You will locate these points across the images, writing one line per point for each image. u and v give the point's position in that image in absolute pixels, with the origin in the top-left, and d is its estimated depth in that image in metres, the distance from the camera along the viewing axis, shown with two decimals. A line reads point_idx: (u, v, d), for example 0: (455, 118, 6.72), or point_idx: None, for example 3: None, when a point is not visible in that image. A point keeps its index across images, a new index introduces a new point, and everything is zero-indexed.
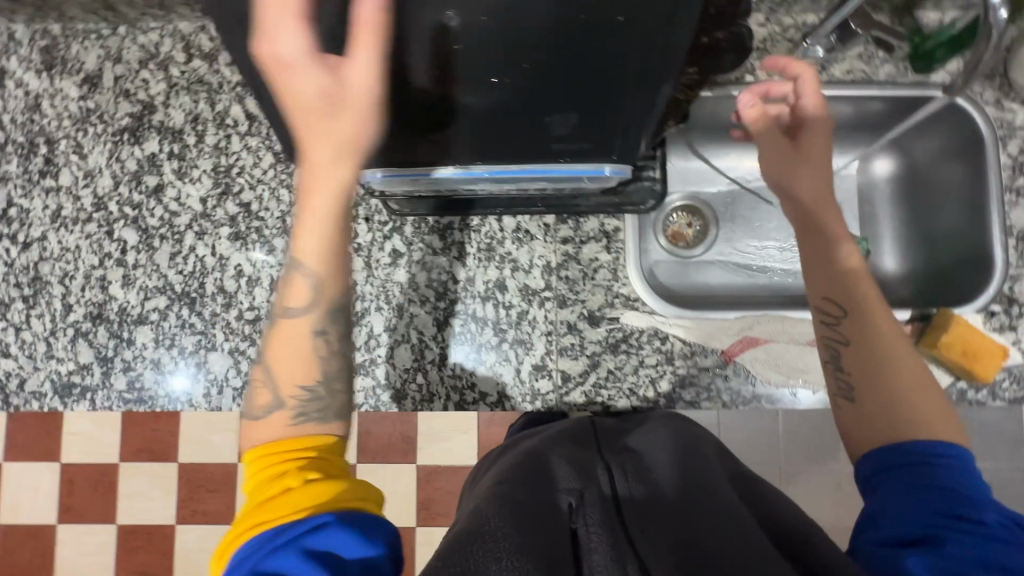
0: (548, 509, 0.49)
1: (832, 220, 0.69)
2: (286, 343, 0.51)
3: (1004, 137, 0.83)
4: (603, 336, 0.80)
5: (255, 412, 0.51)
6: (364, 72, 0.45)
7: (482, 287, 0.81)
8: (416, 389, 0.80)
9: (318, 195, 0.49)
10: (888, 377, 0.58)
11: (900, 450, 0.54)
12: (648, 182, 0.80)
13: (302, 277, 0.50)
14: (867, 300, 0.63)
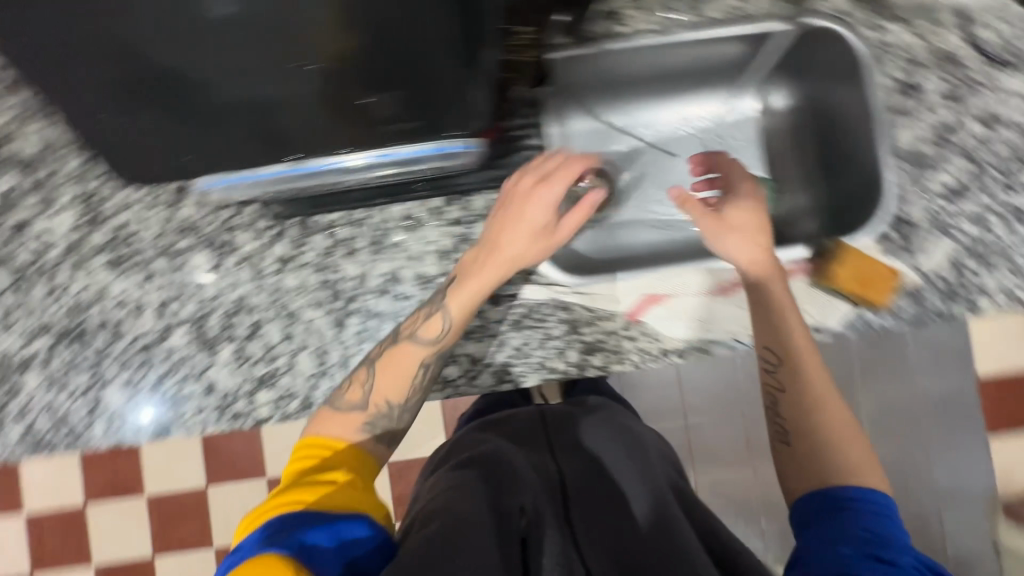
0: (509, 498, 0.68)
1: (769, 277, 0.73)
2: (400, 361, 0.71)
3: (883, 58, 0.81)
4: (505, 314, 0.79)
5: (339, 405, 0.70)
6: (566, 230, 0.75)
7: (376, 281, 0.79)
8: (323, 394, 0.78)
9: (484, 271, 0.72)
10: (822, 425, 0.67)
11: (835, 496, 0.62)
12: (530, 150, 0.80)
13: (440, 319, 0.71)
14: (799, 349, 0.70)
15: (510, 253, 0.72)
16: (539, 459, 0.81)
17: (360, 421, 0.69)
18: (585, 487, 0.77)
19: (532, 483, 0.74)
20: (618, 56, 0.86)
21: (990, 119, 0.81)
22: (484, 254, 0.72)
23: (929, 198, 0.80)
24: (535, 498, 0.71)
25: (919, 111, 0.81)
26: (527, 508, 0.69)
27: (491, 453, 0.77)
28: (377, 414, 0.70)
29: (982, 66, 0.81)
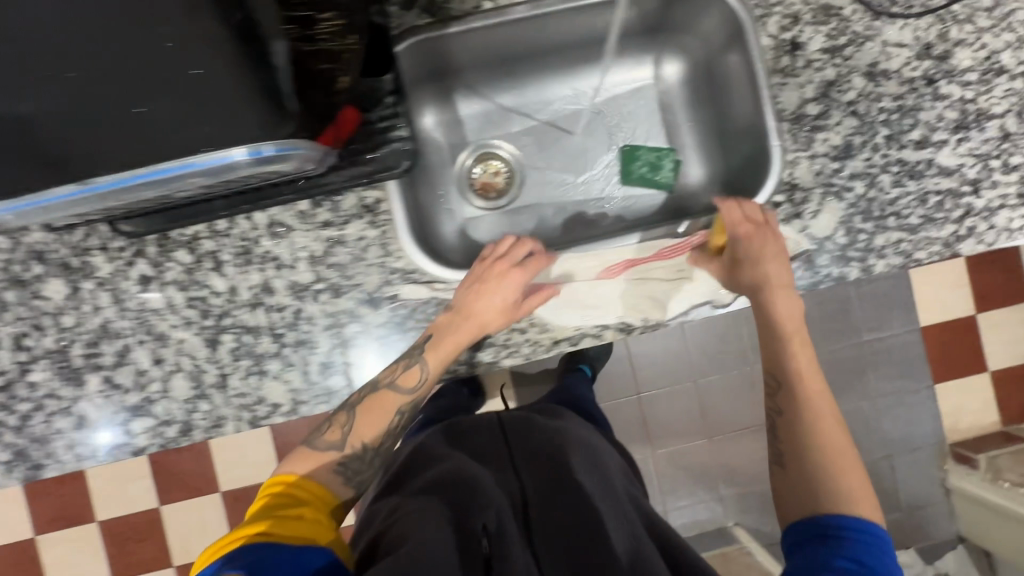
0: (470, 517, 0.72)
1: (780, 304, 0.74)
2: (380, 410, 0.71)
3: (762, 17, 0.78)
4: (387, 317, 0.75)
5: (314, 445, 0.72)
6: (533, 303, 0.75)
7: (247, 295, 0.74)
8: (203, 417, 0.74)
9: (458, 335, 0.71)
10: (812, 458, 0.73)
11: (825, 524, 0.69)
12: (398, 143, 0.74)
13: (419, 371, 0.71)
14: (802, 381, 0.76)
15: (478, 322, 0.72)
16: (501, 476, 0.84)
17: (334, 460, 0.71)
18: (543, 496, 0.80)
19: (496, 499, 0.77)
20: (481, 34, 0.81)
21: (873, 72, 0.78)
22: (461, 321, 0.71)
23: (815, 159, 0.78)
24: (499, 514, 0.74)
25: (801, 70, 0.78)
26: (489, 526, 0.72)
27: (450, 473, 0.82)
28: (354, 456, 0.71)
29: (862, 16, 0.78)
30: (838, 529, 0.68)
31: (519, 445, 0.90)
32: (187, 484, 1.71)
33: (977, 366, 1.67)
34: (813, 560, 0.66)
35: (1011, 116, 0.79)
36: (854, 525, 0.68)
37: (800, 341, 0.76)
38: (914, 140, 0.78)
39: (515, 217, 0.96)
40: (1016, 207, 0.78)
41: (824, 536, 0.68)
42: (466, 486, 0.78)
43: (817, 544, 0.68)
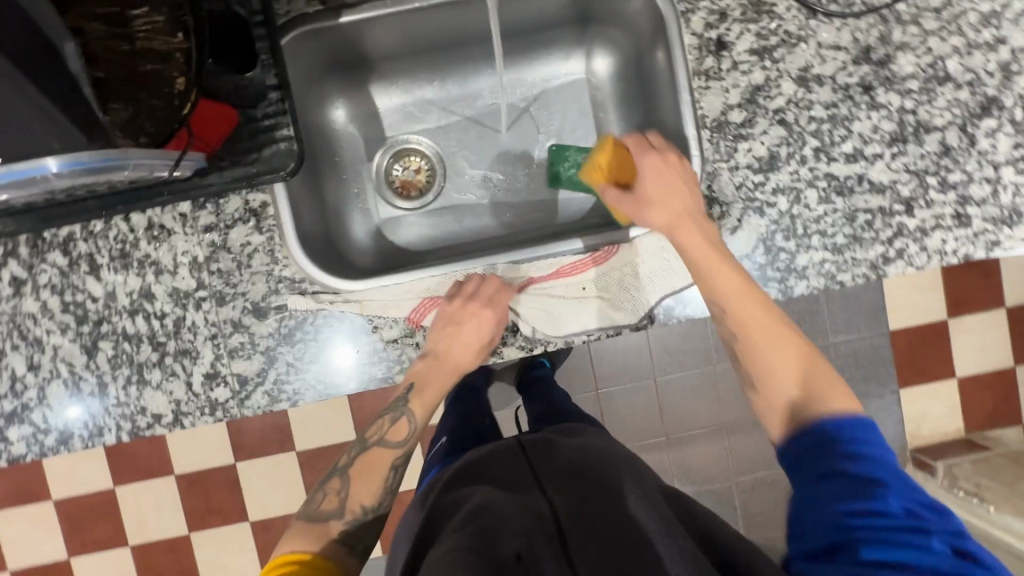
0: (499, 550, 0.58)
1: (693, 246, 0.66)
2: (373, 466, 0.73)
3: (686, 12, 0.71)
4: (273, 327, 0.71)
5: (313, 516, 0.69)
6: (495, 331, 0.74)
7: (125, 300, 0.71)
8: (81, 426, 0.71)
9: (434, 383, 0.75)
10: (774, 370, 0.63)
11: (823, 429, 0.57)
12: (284, 143, 0.68)
13: (406, 422, 0.76)
14: (745, 306, 0.65)
15: (450, 364, 0.75)
16: (530, 500, 0.69)
17: (338, 530, 0.68)
18: (584, 514, 0.65)
19: (525, 524, 0.63)
20: (381, 24, 0.74)
21: (805, 77, 0.72)
22: (436, 372, 0.75)
23: (736, 171, 0.72)
24: (529, 540, 0.60)
25: (726, 72, 0.72)
26: (522, 557, 0.58)
27: (473, 508, 0.67)
28: (356, 520, 0.70)
29: (797, 13, 0.71)
30: (830, 424, 0.57)
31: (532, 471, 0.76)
32: (140, 471, 1.56)
33: (945, 372, 1.57)
34: (812, 491, 0.55)
35: (952, 130, 0.73)
36: (848, 418, 0.57)
37: (723, 266, 0.66)
38: (846, 152, 0.72)
39: (438, 218, 0.90)
40: (950, 229, 0.73)
41: (824, 444, 0.57)
42: (490, 517, 0.64)
43: (811, 449, 0.57)
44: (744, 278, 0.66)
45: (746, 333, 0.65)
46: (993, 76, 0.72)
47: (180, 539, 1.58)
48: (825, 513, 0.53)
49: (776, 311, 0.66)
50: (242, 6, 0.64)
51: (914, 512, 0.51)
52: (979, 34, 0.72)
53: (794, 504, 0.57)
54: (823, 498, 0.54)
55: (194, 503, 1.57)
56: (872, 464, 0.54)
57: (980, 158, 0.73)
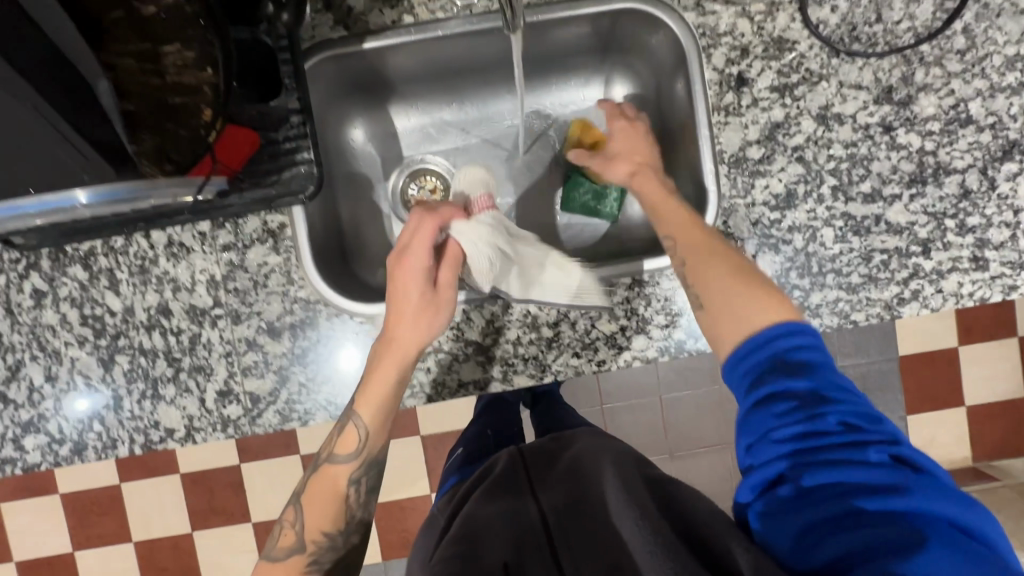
0: (487, 559, 0.60)
1: (649, 186, 0.70)
2: (329, 483, 0.68)
3: (707, 48, 0.71)
4: (287, 347, 0.72)
5: (275, 556, 0.66)
6: (444, 286, 0.67)
7: (143, 316, 0.72)
8: (95, 438, 0.72)
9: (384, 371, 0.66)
10: (718, 283, 0.62)
11: (765, 339, 0.57)
12: (305, 166, 0.69)
13: (354, 429, 0.67)
14: (687, 226, 0.65)
15: (398, 348, 0.66)
16: (520, 507, 0.71)
17: (302, 561, 0.66)
18: (566, 518, 0.68)
19: (511, 532, 0.66)
20: (403, 50, 0.74)
21: (825, 116, 0.72)
22: (380, 358, 0.67)
23: (753, 207, 0.72)
24: (516, 551, 0.63)
25: (746, 108, 0.72)
26: (509, 564, 0.61)
27: (466, 514, 0.69)
28: (323, 548, 0.67)
29: (819, 52, 0.71)
30: (766, 342, 0.57)
31: (515, 474, 0.79)
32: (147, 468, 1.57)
33: (954, 400, 1.56)
34: (753, 419, 0.55)
35: (973, 173, 0.72)
36: (785, 332, 0.56)
37: (669, 203, 0.68)
38: (864, 192, 0.72)
39: None
40: (966, 271, 0.73)
41: (765, 356, 0.57)
42: (480, 527, 0.66)
43: (753, 375, 0.57)
44: (680, 210, 0.67)
45: (690, 260, 0.64)
46: (1016, 120, 0.72)
47: (184, 537, 1.59)
48: (767, 441, 0.54)
49: (716, 236, 0.65)
50: (268, 34, 0.62)
51: (848, 424, 0.53)
52: (1003, 77, 0.72)
53: (739, 432, 0.57)
54: (763, 427, 0.54)
55: (199, 503, 1.58)
56: (809, 380, 0.54)
57: (1000, 203, 0.72)
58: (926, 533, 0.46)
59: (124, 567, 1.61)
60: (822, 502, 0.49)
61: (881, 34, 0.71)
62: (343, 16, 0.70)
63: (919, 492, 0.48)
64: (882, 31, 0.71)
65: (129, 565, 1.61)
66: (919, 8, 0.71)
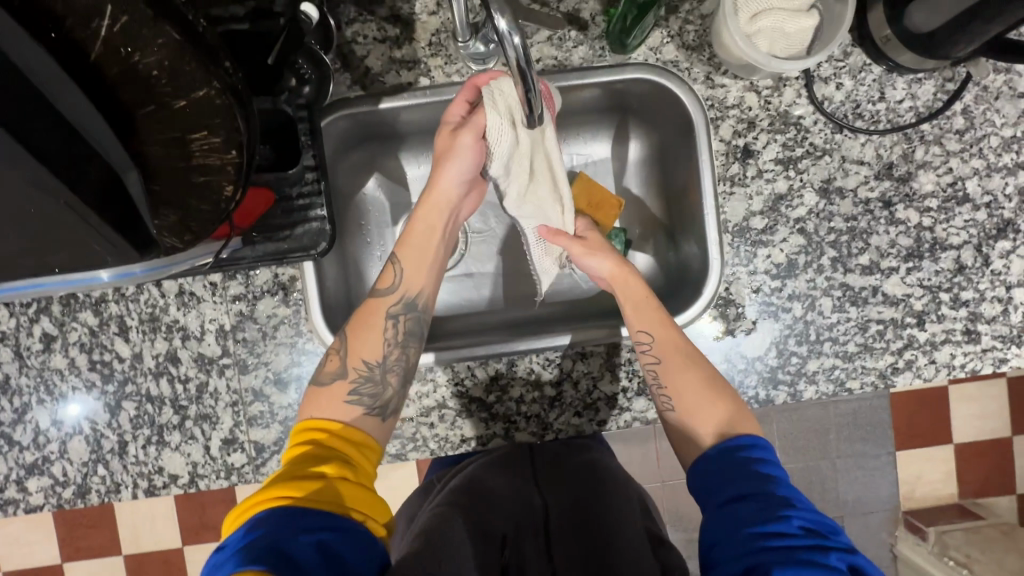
0: (490, 526, 0.63)
1: (633, 286, 0.72)
2: (371, 319, 0.68)
3: (715, 119, 0.73)
4: (293, 399, 0.73)
5: (320, 381, 0.65)
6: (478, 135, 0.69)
7: (152, 363, 0.72)
8: (99, 482, 0.73)
9: (422, 213, 0.73)
10: (688, 399, 0.66)
11: (730, 448, 0.62)
12: (317, 223, 0.69)
13: (392, 270, 0.70)
14: (672, 332, 0.69)
15: (438, 194, 0.72)
16: (524, 488, 0.69)
17: (345, 390, 0.65)
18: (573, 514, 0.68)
19: (515, 512, 0.67)
20: (416, 108, 0.76)
21: (828, 189, 0.74)
22: (421, 211, 0.73)
23: (754, 275, 0.74)
24: (515, 529, 0.66)
25: (751, 179, 0.73)
26: (508, 540, 0.64)
27: (470, 472, 0.69)
28: (362, 378, 0.65)
29: (824, 127, 0.73)
30: (732, 450, 0.61)
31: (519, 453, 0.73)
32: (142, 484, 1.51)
33: (943, 437, 1.43)
34: (724, 513, 0.57)
35: (968, 249, 0.74)
36: (751, 445, 0.61)
37: (648, 303, 0.70)
38: (862, 264, 0.74)
39: (457, 283, 0.89)
40: (959, 343, 0.75)
41: (729, 466, 0.60)
42: (492, 491, 0.67)
43: (722, 481, 0.59)
44: (660, 309, 0.70)
45: (666, 357, 0.68)
46: (1010, 200, 0.74)
47: (174, 551, 1.37)
48: (738, 536, 0.54)
49: (693, 347, 0.69)
50: (288, 102, 0.65)
51: (812, 529, 0.53)
52: (999, 157, 0.74)
53: (705, 531, 0.58)
54: (732, 524, 0.55)
55: (189, 514, 1.37)
56: (774, 489, 0.57)
57: (993, 278, 0.75)
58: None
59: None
60: None
61: (883, 112, 0.74)
62: (360, 77, 0.72)
63: None
64: (884, 109, 0.74)
65: None
66: (921, 88, 0.73)
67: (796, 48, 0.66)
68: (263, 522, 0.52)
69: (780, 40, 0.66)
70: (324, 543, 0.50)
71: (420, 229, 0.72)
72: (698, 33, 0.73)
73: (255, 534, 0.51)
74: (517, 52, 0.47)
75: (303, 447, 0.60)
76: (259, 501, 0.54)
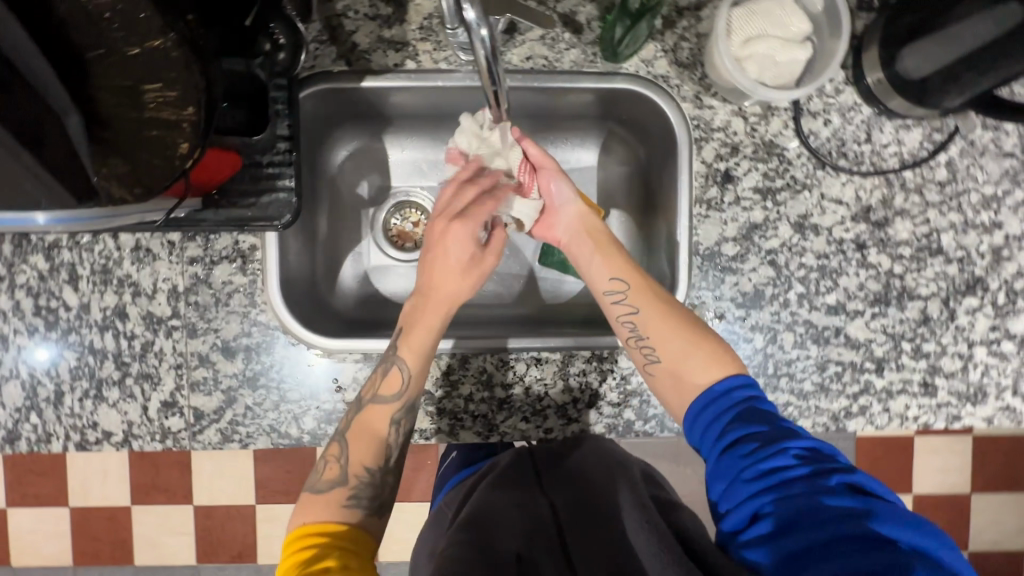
0: (501, 547, 0.58)
1: (613, 245, 0.71)
2: (374, 422, 0.66)
3: (699, 140, 0.72)
4: (239, 369, 0.71)
5: (318, 488, 0.63)
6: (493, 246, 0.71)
7: (98, 315, 0.71)
8: (30, 430, 0.71)
9: (422, 327, 0.67)
10: (672, 346, 0.64)
11: (721, 390, 0.61)
12: (284, 193, 0.68)
13: (399, 371, 0.66)
14: (657, 286, 0.68)
15: (450, 296, 0.68)
16: (530, 497, 0.68)
17: (343, 495, 0.63)
18: (583, 515, 0.65)
19: (524, 526, 0.64)
20: (401, 91, 0.74)
21: (803, 225, 0.73)
22: (424, 315, 0.68)
23: (720, 301, 0.73)
24: (527, 542, 0.62)
25: (727, 205, 0.73)
26: (522, 555, 0.59)
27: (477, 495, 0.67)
28: (361, 483, 0.63)
29: (806, 161, 0.73)
30: (727, 394, 0.60)
31: (516, 468, 0.72)
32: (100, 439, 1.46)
33: (903, 486, 1.43)
34: (723, 463, 0.56)
35: (935, 301, 0.74)
36: (737, 384, 0.61)
37: (610, 244, 0.71)
38: (829, 304, 0.74)
39: None
40: (915, 395, 0.74)
41: (720, 413, 0.60)
42: (496, 512, 0.64)
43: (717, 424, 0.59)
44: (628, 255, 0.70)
45: (645, 306, 0.66)
46: (983, 258, 0.74)
47: (122, 510, 1.26)
48: (740, 483, 0.54)
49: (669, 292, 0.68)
50: (263, 67, 0.62)
51: (811, 455, 0.53)
52: (977, 214, 0.74)
53: (709, 479, 0.58)
54: (732, 470, 0.55)
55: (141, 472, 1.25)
56: (767, 424, 0.56)
57: (957, 333, 0.74)
58: (904, 558, 0.45)
59: (33, 538, 1.28)
60: (800, 534, 0.48)
61: (868, 154, 0.73)
62: (345, 53, 0.70)
63: (891, 520, 0.47)
64: (869, 152, 0.73)
65: (56, 531, 1.27)
66: (908, 135, 0.73)
67: (784, 78, 0.66)
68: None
69: (770, 68, 0.65)
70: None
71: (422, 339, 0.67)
72: (693, 51, 0.72)
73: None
74: (485, 46, 0.46)
75: (300, 554, 0.57)
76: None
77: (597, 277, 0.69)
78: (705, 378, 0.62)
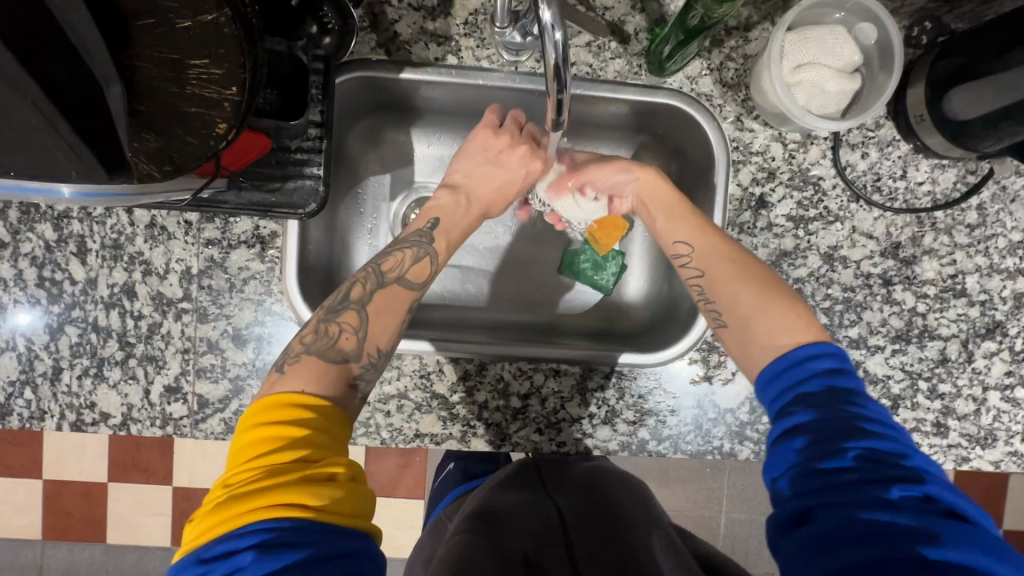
0: (511, 545, 0.63)
1: (681, 219, 0.68)
2: (389, 302, 0.62)
3: (736, 162, 0.72)
4: (249, 358, 0.69)
5: (328, 355, 0.56)
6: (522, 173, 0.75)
7: (105, 291, 0.68)
8: (23, 405, 0.68)
9: (456, 228, 0.71)
10: (742, 309, 0.62)
11: (798, 356, 0.57)
12: (311, 181, 0.65)
13: (429, 263, 0.66)
14: (717, 264, 0.65)
15: (478, 205, 0.74)
16: (534, 500, 0.73)
17: (350, 373, 0.57)
18: (586, 520, 0.70)
19: (531, 529, 0.68)
20: (437, 86, 0.72)
21: (833, 256, 0.73)
22: (458, 215, 0.72)
23: None
24: (536, 543, 0.66)
25: (759, 230, 0.72)
26: (529, 555, 0.63)
27: (484, 500, 0.72)
28: (373, 363, 0.58)
29: (841, 193, 0.73)
30: (803, 364, 0.57)
31: (519, 474, 0.78)
32: None
33: None
34: (776, 450, 0.53)
35: (955, 343, 0.74)
36: (811, 360, 0.56)
37: (680, 207, 0.69)
38: (851, 337, 0.73)
39: (445, 274, 0.85)
40: (927, 434, 0.74)
41: (789, 388, 0.56)
42: (504, 516, 0.69)
43: (779, 403, 0.56)
44: (694, 215, 0.68)
45: (710, 271, 0.65)
46: (1005, 303, 0.74)
47: (101, 487, 1.22)
48: (791, 476, 0.51)
49: (741, 252, 0.65)
50: (304, 50, 0.62)
51: (873, 459, 0.49)
52: (1002, 259, 0.74)
53: (765, 464, 0.55)
54: (785, 461, 0.52)
55: (124, 450, 1.21)
56: (833, 414, 0.52)
57: (973, 376, 0.74)
58: None
59: (5, 509, 1.23)
60: (842, 546, 0.45)
61: (902, 191, 0.73)
62: (386, 42, 0.68)
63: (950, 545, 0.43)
64: (903, 188, 0.73)
65: (28, 503, 1.23)
66: (942, 175, 0.73)
67: (831, 107, 0.65)
68: (250, 541, 0.43)
69: (818, 97, 0.64)
70: (322, 559, 0.43)
71: (453, 240, 0.70)
72: (738, 72, 0.71)
73: (243, 561, 0.42)
74: (557, 50, 0.46)
75: (265, 428, 0.49)
76: (233, 514, 0.44)
77: (663, 242, 0.70)
78: (787, 340, 0.59)
